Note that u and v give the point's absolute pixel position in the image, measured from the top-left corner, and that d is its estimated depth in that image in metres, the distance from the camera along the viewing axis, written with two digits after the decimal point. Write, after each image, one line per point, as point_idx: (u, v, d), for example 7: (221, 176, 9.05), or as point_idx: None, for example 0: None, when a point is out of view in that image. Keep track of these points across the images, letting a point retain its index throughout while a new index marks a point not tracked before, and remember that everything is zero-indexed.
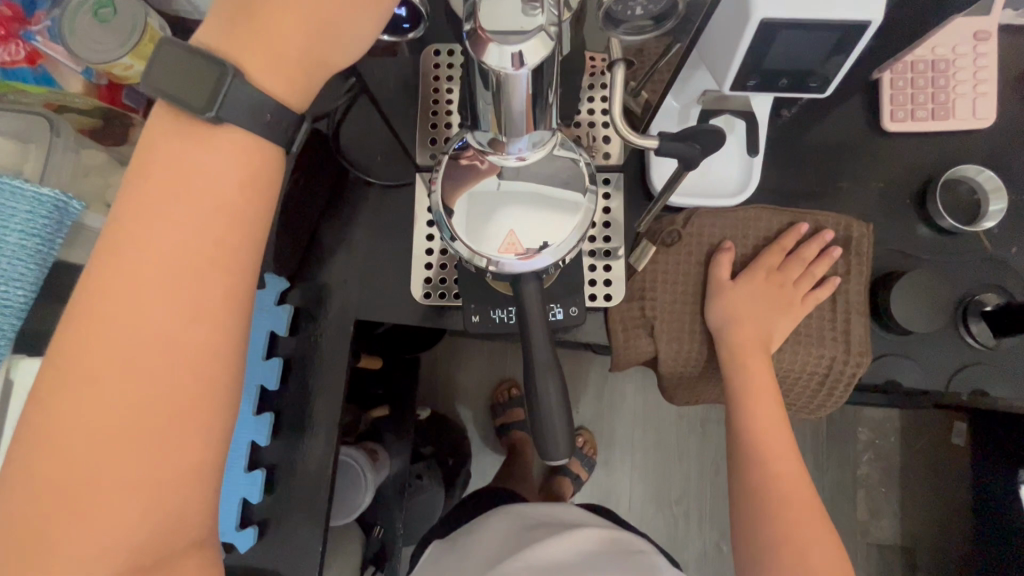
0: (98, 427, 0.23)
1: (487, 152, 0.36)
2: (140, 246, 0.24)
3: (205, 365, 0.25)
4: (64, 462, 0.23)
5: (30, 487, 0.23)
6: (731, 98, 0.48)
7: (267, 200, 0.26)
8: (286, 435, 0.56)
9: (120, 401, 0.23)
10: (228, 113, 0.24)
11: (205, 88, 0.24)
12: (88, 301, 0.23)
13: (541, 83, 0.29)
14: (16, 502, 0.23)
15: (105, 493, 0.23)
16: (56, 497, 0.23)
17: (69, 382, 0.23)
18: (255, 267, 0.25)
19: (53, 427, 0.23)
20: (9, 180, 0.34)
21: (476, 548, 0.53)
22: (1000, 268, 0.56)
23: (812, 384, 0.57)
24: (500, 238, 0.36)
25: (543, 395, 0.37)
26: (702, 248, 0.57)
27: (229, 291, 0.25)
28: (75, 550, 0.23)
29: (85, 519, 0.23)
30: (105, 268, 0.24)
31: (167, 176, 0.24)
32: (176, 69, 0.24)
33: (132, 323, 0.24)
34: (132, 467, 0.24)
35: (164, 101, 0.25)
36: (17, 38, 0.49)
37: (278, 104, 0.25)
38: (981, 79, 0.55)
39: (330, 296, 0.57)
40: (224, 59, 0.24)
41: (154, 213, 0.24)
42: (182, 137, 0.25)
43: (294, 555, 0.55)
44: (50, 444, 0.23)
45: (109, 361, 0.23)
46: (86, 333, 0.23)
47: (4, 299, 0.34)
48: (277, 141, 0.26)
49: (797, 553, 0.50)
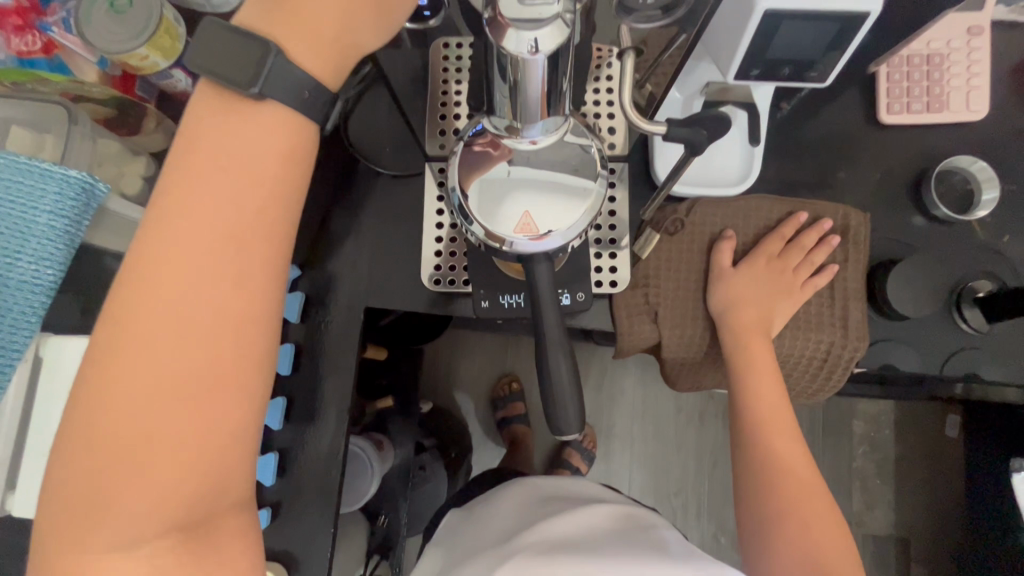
0: (146, 386, 0.24)
1: (502, 136, 0.37)
2: (187, 214, 0.25)
3: (248, 330, 0.26)
4: (116, 421, 0.24)
5: (84, 442, 0.24)
6: (734, 88, 0.51)
7: (303, 174, 0.28)
8: (297, 419, 0.57)
9: (167, 361, 0.24)
10: (270, 89, 0.25)
11: (248, 64, 0.25)
12: (138, 267, 0.25)
13: (554, 74, 0.31)
14: (71, 456, 0.24)
15: (152, 451, 0.24)
16: (106, 452, 0.24)
17: (120, 345, 0.24)
18: (292, 237, 0.27)
19: (104, 385, 0.24)
20: (39, 162, 0.35)
21: (492, 517, 0.57)
22: (993, 257, 0.57)
23: (812, 367, 0.59)
24: (514, 219, 0.37)
25: (555, 372, 0.38)
26: (704, 237, 0.58)
27: (270, 260, 0.26)
28: (131, 504, 0.24)
29: (137, 477, 0.24)
30: (153, 235, 0.25)
31: (212, 148, 0.26)
32: (217, 47, 0.25)
33: (178, 288, 0.25)
34: (177, 426, 0.25)
35: (206, 79, 0.26)
36: (34, 29, 0.51)
37: (315, 82, 0.26)
38: (975, 73, 0.57)
39: (340, 283, 0.58)
40: (266, 38, 0.26)
41: (199, 184, 0.25)
42: (225, 112, 0.26)
43: (306, 538, 0.56)
44: (101, 402, 0.24)
45: (158, 325, 0.24)
46: (134, 297, 0.24)
47: (34, 279, 0.35)
48: (314, 118, 0.27)
49: (802, 527, 0.51)
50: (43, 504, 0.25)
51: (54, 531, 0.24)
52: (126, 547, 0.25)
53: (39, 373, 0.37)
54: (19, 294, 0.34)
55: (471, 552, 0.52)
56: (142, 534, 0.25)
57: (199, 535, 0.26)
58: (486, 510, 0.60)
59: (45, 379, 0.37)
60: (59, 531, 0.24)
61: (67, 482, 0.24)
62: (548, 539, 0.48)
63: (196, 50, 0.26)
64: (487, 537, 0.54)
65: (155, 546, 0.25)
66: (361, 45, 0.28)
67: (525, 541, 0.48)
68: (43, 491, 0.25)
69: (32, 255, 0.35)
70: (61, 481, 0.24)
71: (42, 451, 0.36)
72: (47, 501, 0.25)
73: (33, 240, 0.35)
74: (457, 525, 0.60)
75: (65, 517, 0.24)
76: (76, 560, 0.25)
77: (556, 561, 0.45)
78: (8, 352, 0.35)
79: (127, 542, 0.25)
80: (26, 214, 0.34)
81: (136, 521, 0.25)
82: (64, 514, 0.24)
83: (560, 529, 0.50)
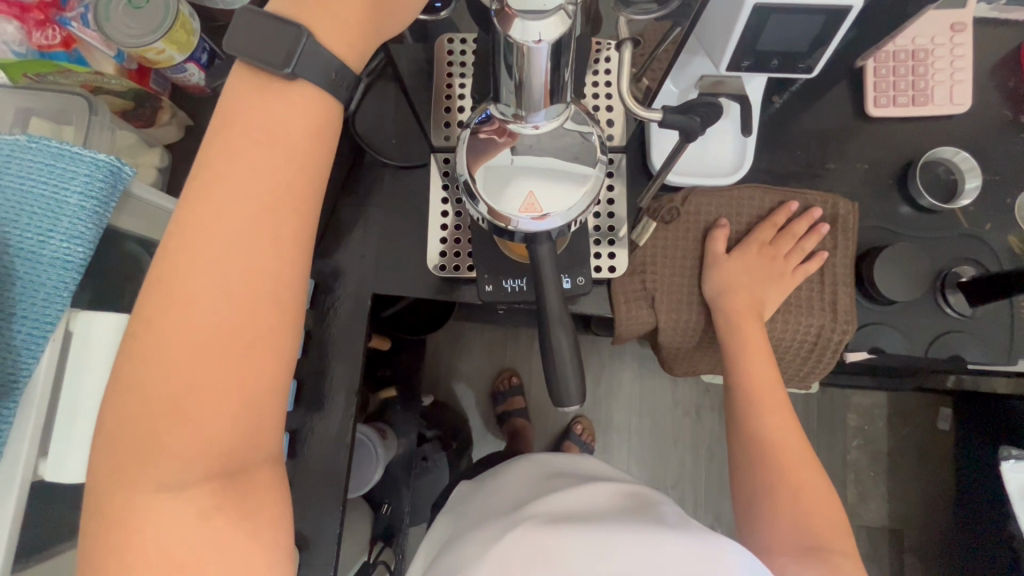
0: (192, 340, 0.27)
1: (508, 122, 0.38)
2: (226, 185, 0.28)
3: (280, 294, 0.29)
4: (165, 372, 0.27)
5: (137, 389, 0.27)
6: (727, 82, 0.52)
7: (328, 152, 0.30)
8: (306, 402, 0.59)
9: (210, 318, 0.28)
10: (301, 70, 0.28)
11: (283, 46, 0.28)
12: (183, 235, 0.28)
13: (557, 65, 0.32)
14: (128, 402, 0.27)
15: (197, 398, 0.27)
16: (157, 398, 0.27)
17: (169, 304, 0.27)
18: (318, 206, 0.30)
19: (155, 339, 0.27)
20: (68, 147, 0.38)
21: (503, 489, 0.62)
22: (975, 244, 0.60)
23: (803, 351, 0.61)
24: (518, 199, 0.38)
25: (556, 345, 0.40)
26: (699, 226, 0.61)
27: (299, 230, 0.29)
28: (180, 444, 0.28)
29: (183, 424, 0.27)
30: (196, 205, 0.28)
31: (246, 124, 0.28)
32: (254, 33, 0.28)
33: (218, 251, 0.28)
34: (218, 376, 0.28)
35: (242, 62, 0.29)
36: (55, 23, 0.52)
37: (341, 64, 0.29)
38: (958, 67, 0.59)
39: (348, 271, 0.60)
40: (297, 22, 0.28)
41: (236, 158, 0.28)
42: (259, 93, 0.29)
43: (314, 518, 0.57)
44: (152, 354, 0.27)
45: (202, 287, 0.27)
46: (180, 260, 0.27)
47: (66, 255, 0.37)
48: (340, 97, 0.30)
49: (795, 495, 0.54)
50: (99, 445, 0.28)
51: (109, 470, 0.28)
52: (171, 489, 0.28)
53: (66, 346, 0.38)
54: (52, 270, 0.37)
55: (479, 521, 0.56)
56: (185, 477, 0.28)
57: (234, 484, 0.29)
58: (495, 483, 0.64)
59: (73, 352, 0.38)
60: (113, 471, 0.28)
61: (122, 427, 0.28)
62: (554, 511, 0.51)
63: (232, 34, 0.28)
64: (497, 506, 0.58)
65: (197, 489, 0.28)
66: (380, 31, 0.31)
67: (533, 511, 0.51)
68: (99, 433, 0.28)
69: (65, 232, 0.37)
70: (116, 425, 0.28)
71: (66, 418, 0.37)
72: (103, 442, 0.28)
73: (64, 220, 0.37)
74: (470, 494, 0.65)
75: (119, 458, 0.28)
76: (127, 499, 0.28)
77: (560, 529, 0.47)
78: (41, 324, 0.36)
79: (172, 484, 0.28)
80: (58, 195, 0.37)
81: (181, 465, 0.28)
82: (117, 456, 0.28)
83: (565, 503, 0.52)
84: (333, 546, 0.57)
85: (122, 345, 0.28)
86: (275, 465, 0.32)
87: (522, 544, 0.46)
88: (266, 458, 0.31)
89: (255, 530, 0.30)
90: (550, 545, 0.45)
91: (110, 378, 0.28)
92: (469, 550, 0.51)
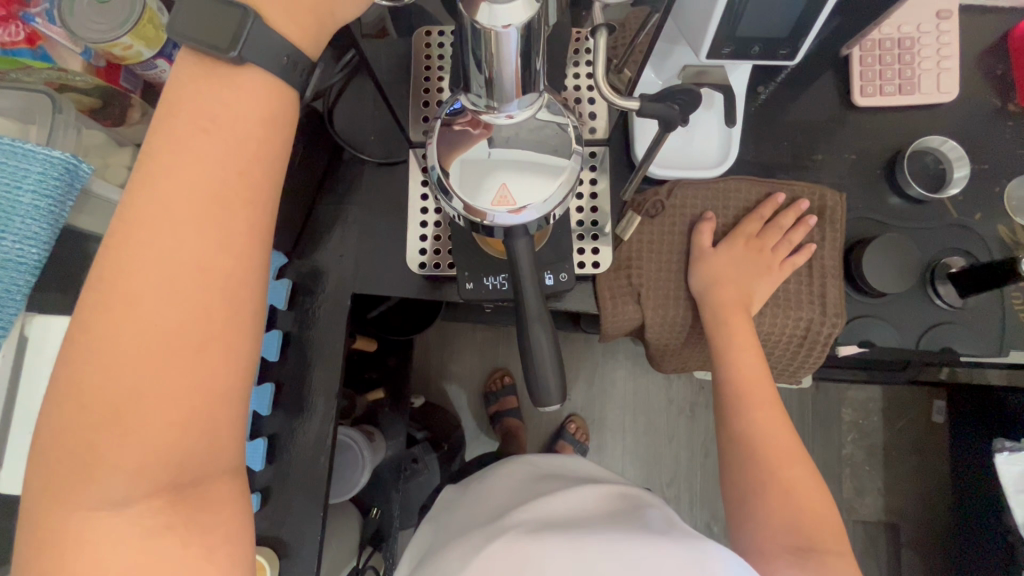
0: (139, 341, 0.26)
1: (481, 113, 0.36)
2: (172, 177, 0.27)
3: (235, 291, 0.28)
4: (107, 378, 0.26)
5: (79, 397, 0.26)
6: (710, 72, 0.47)
7: (284, 141, 0.30)
8: (285, 407, 0.57)
9: (158, 319, 0.27)
10: (248, 53, 0.27)
11: (228, 28, 0.27)
12: (126, 232, 0.27)
13: (527, 53, 0.30)
14: (68, 410, 0.26)
15: (147, 403, 0.27)
16: (101, 404, 0.26)
17: (110, 306, 0.26)
18: (274, 198, 0.29)
19: (98, 343, 0.26)
20: (22, 144, 0.36)
21: (488, 493, 0.60)
22: (965, 234, 0.59)
23: (792, 347, 0.60)
24: (493, 192, 0.37)
25: (535, 343, 0.39)
26: (685, 219, 0.59)
27: (254, 223, 0.29)
28: (129, 451, 0.27)
29: (127, 434, 0.26)
30: (140, 201, 0.27)
31: (192, 111, 0.28)
32: (200, 17, 0.27)
33: (165, 248, 0.27)
34: (169, 379, 0.27)
35: (189, 48, 0.28)
36: (17, 19, 0.49)
37: (293, 47, 0.28)
38: (944, 56, 0.58)
39: (327, 271, 0.58)
40: (243, 4, 0.27)
41: (181, 148, 0.27)
42: (208, 78, 0.28)
43: (294, 524, 0.56)
44: (95, 358, 0.26)
45: (147, 286, 0.26)
46: (123, 259, 0.26)
47: (19, 256, 0.36)
48: (293, 82, 0.29)
49: (784, 494, 0.53)
50: (35, 461, 0.27)
51: (46, 487, 0.27)
52: (114, 505, 0.27)
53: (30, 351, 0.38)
54: (4, 272, 0.36)
55: (463, 531, 0.54)
56: (131, 492, 0.27)
57: (188, 497, 0.29)
58: (481, 487, 0.63)
59: (32, 354, 0.38)
60: (49, 488, 0.27)
61: (58, 439, 0.26)
62: (538, 517, 0.50)
63: (177, 18, 0.27)
64: (482, 513, 0.56)
65: (146, 504, 0.28)
66: (337, 11, 0.29)
67: (518, 518, 0.50)
68: (38, 444, 0.27)
69: (16, 233, 0.36)
70: (52, 438, 0.27)
71: (30, 423, 0.38)
72: (38, 457, 0.27)
73: (17, 220, 0.36)
74: (455, 500, 0.64)
75: (54, 473, 0.27)
76: (65, 518, 0.27)
77: (542, 536, 0.46)
78: None
79: (116, 500, 0.27)
80: (9, 195, 0.35)
81: (124, 479, 0.27)
82: (53, 471, 0.27)
83: (549, 508, 0.51)
84: (315, 553, 0.56)
85: (60, 352, 0.27)
86: (235, 473, 0.31)
87: (503, 555, 0.45)
88: (224, 466, 0.30)
89: (208, 546, 0.29)
90: (531, 554, 0.44)
91: (46, 388, 0.27)
92: (452, 559, 0.49)
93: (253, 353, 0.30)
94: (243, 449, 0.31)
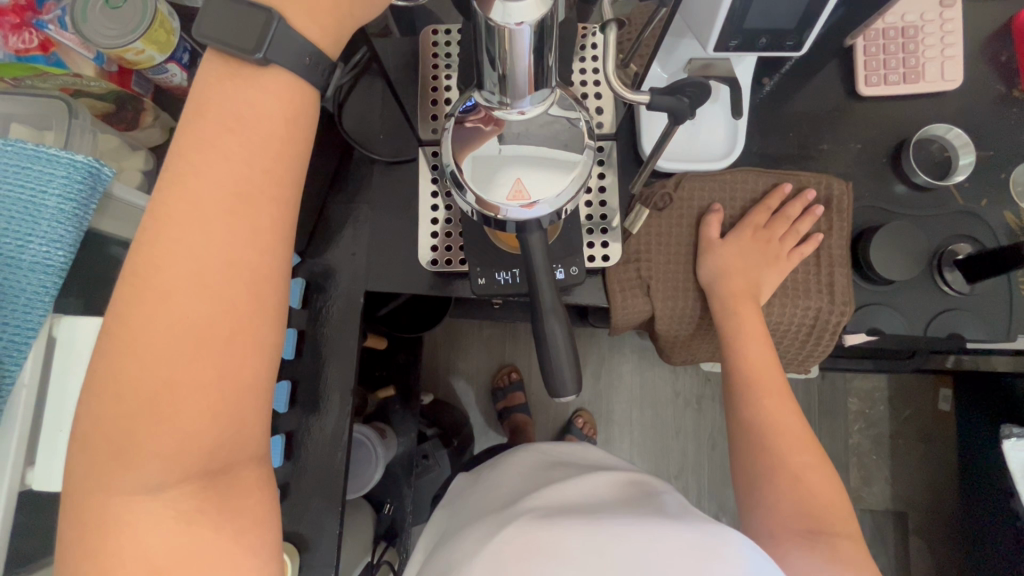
0: (170, 333, 0.27)
1: (494, 109, 0.37)
2: (198, 174, 0.28)
3: (259, 285, 0.29)
4: (141, 369, 0.27)
5: (113, 388, 0.27)
6: (715, 64, 0.52)
7: (304, 139, 0.30)
8: (301, 405, 0.58)
9: (187, 312, 0.27)
10: (273, 55, 0.28)
11: (254, 31, 0.27)
12: (156, 227, 0.27)
13: (542, 49, 0.31)
14: (105, 400, 0.27)
15: (178, 394, 0.27)
16: (135, 394, 0.27)
17: (143, 300, 0.27)
18: (295, 195, 0.30)
19: (131, 334, 0.27)
20: (45, 149, 0.37)
21: (500, 481, 0.61)
22: (971, 220, 0.59)
23: (800, 335, 0.61)
24: (507, 186, 0.37)
25: (550, 334, 0.39)
26: (692, 211, 0.60)
27: (277, 219, 0.29)
28: (161, 440, 0.27)
29: (160, 423, 0.27)
30: (171, 197, 0.28)
31: (218, 112, 0.28)
32: (225, 20, 0.28)
33: (193, 244, 0.27)
34: (198, 370, 0.28)
35: (214, 50, 0.29)
36: (31, 27, 0.49)
37: (315, 49, 0.29)
38: (949, 43, 0.59)
39: (338, 270, 0.58)
40: (267, 7, 0.28)
41: (208, 147, 0.28)
42: (233, 79, 0.29)
43: (313, 519, 0.57)
44: (129, 349, 0.27)
45: (177, 280, 0.27)
46: (154, 254, 0.27)
47: (46, 259, 0.37)
48: (315, 83, 0.30)
49: (795, 480, 0.53)
50: (74, 448, 0.28)
51: (85, 475, 0.28)
52: (149, 491, 0.28)
53: (60, 353, 0.39)
54: (32, 275, 0.37)
55: (475, 519, 0.55)
56: (164, 478, 0.28)
57: (218, 483, 0.30)
58: (491, 477, 0.63)
59: (59, 354, 0.39)
60: (88, 475, 0.28)
61: (95, 428, 0.27)
62: (551, 504, 0.50)
63: (204, 22, 0.28)
64: (496, 501, 0.57)
65: (179, 490, 0.29)
66: (356, 12, 0.30)
67: (529, 504, 0.51)
68: (76, 433, 0.28)
69: (43, 235, 0.37)
70: (90, 427, 0.28)
71: (55, 424, 0.38)
72: (79, 445, 0.28)
73: (43, 223, 0.37)
74: (465, 490, 0.65)
75: (93, 459, 0.28)
76: (104, 503, 0.28)
77: (556, 522, 0.47)
78: (23, 331, 0.36)
79: (150, 487, 0.28)
80: (35, 199, 0.37)
81: (158, 467, 0.28)
82: (92, 458, 0.28)
83: (562, 495, 0.52)
84: (333, 547, 0.56)
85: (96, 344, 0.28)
86: (260, 463, 0.32)
87: (515, 540, 0.46)
88: (251, 455, 0.31)
89: (238, 530, 0.30)
90: (544, 539, 0.45)
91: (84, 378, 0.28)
92: (464, 548, 0.50)
93: (277, 347, 0.31)
94: (268, 439, 0.32)
